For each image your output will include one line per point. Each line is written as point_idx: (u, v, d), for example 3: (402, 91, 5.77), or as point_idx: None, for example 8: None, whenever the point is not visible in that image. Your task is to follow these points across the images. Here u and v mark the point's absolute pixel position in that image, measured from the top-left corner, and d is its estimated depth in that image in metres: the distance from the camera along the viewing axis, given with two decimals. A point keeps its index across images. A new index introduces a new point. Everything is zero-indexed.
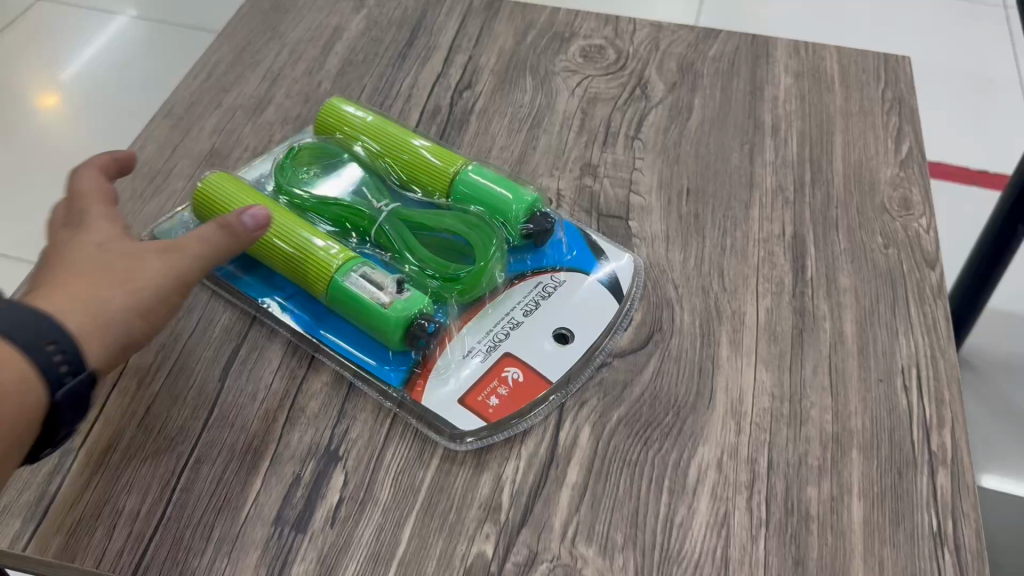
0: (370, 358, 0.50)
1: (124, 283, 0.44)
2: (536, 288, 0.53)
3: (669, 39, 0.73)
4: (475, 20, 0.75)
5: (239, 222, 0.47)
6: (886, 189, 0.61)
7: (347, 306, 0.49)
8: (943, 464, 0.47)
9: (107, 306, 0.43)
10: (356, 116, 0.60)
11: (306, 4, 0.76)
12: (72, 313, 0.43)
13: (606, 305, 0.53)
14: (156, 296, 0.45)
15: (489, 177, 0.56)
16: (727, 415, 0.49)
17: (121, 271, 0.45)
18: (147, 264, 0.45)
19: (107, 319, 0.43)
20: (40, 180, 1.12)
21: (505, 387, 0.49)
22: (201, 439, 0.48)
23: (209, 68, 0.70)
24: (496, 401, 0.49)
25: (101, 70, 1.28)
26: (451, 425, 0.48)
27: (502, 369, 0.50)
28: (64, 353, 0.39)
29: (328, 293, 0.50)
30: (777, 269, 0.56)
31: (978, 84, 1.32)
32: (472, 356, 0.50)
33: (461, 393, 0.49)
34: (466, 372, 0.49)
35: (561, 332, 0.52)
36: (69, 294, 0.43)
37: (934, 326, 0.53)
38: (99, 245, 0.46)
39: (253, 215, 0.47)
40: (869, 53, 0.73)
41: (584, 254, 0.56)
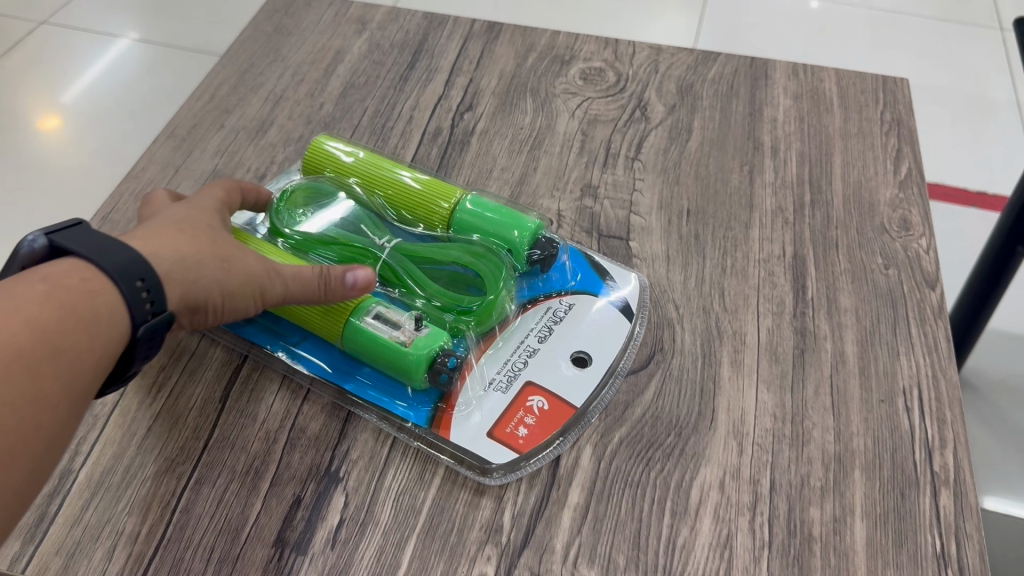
0: (389, 399, 0.49)
1: (223, 259, 0.46)
2: (546, 314, 0.53)
3: (669, 62, 0.74)
4: (476, 42, 0.75)
5: (343, 277, 0.48)
6: (885, 211, 0.62)
7: (364, 347, 0.49)
8: (946, 484, 0.47)
9: (200, 267, 0.45)
10: (344, 153, 0.59)
11: (309, 28, 0.77)
12: (166, 257, 0.43)
13: (620, 325, 0.53)
14: (237, 288, 0.46)
15: (488, 207, 0.56)
16: (728, 436, 0.49)
17: (227, 249, 0.46)
18: (248, 257, 0.47)
19: (195, 275, 0.44)
20: (41, 202, 1.13)
21: (531, 416, 0.48)
22: (201, 459, 0.48)
23: (212, 90, 0.70)
24: (525, 431, 0.48)
25: (101, 93, 1.29)
26: (483, 459, 0.47)
27: (526, 398, 0.49)
28: (151, 292, 0.41)
29: (343, 336, 0.49)
30: (777, 290, 0.56)
31: (977, 106, 1.33)
32: (495, 388, 0.49)
33: (489, 427, 0.48)
34: (490, 405, 0.48)
35: (579, 355, 0.51)
36: (175, 243, 0.45)
37: (935, 346, 0.54)
38: (210, 226, 0.48)
39: (357, 278, 0.48)
40: (868, 75, 0.73)
41: (589, 277, 0.56)
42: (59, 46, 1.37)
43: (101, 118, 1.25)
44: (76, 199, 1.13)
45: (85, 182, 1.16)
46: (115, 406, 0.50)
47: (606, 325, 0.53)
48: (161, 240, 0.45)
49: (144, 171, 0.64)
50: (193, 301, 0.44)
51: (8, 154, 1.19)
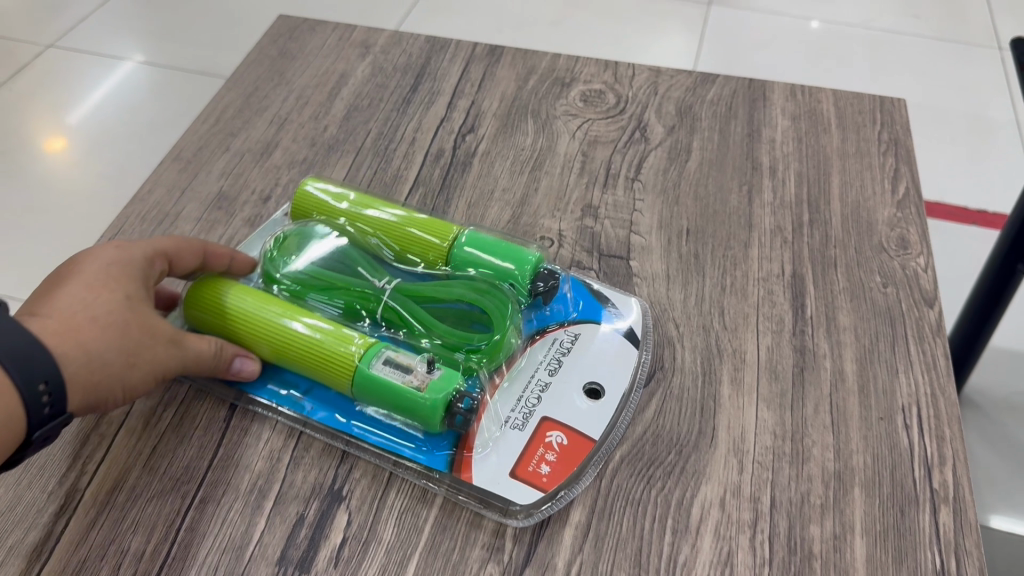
0: (406, 444, 0.48)
1: (131, 355, 0.47)
2: (553, 346, 0.53)
3: (668, 84, 0.75)
4: (478, 65, 0.77)
5: (228, 366, 0.50)
6: (883, 229, 0.62)
7: (377, 394, 0.48)
8: (945, 501, 0.47)
9: (106, 371, 0.46)
10: (330, 197, 0.60)
11: (313, 52, 0.78)
12: (71, 359, 0.45)
13: (627, 352, 0.53)
14: (141, 385, 0.48)
15: (483, 245, 0.56)
16: (729, 453, 0.49)
17: (138, 345, 0.47)
18: (158, 349, 0.48)
19: (100, 381, 0.46)
20: (48, 225, 1.13)
21: (551, 453, 0.48)
22: (206, 478, 0.48)
23: (217, 114, 0.71)
24: (547, 468, 0.48)
25: (108, 115, 1.30)
26: (508, 500, 0.46)
27: (544, 435, 0.49)
28: (51, 395, 0.42)
29: (353, 383, 0.48)
30: (776, 308, 0.57)
31: (977, 126, 1.34)
32: (511, 427, 0.49)
33: (510, 467, 0.47)
34: (509, 444, 0.48)
35: (590, 387, 0.51)
36: (87, 339, 0.46)
37: (933, 364, 0.54)
38: (128, 298, 0.48)
39: (243, 364, 0.50)
40: (865, 95, 0.74)
41: (591, 305, 0.56)
42: (66, 71, 1.39)
43: (108, 142, 1.26)
44: (83, 222, 1.14)
45: (92, 204, 1.17)
46: (121, 426, 0.51)
47: (613, 353, 0.53)
48: (74, 333, 0.45)
49: (150, 193, 0.64)
50: (96, 399, 0.46)
51: (15, 177, 1.20)
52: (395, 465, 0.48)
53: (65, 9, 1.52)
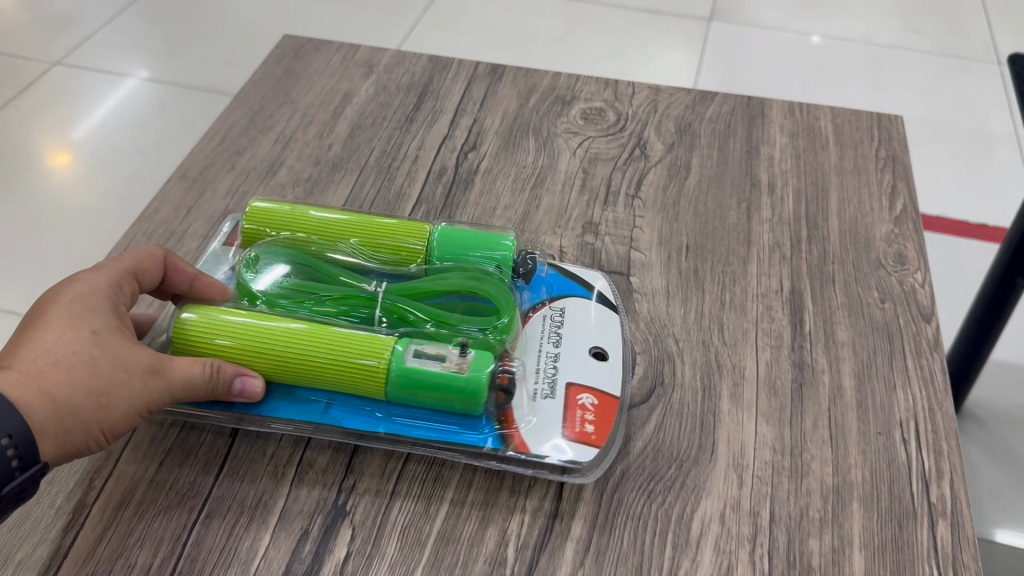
0: (452, 433, 0.49)
1: (102, 395, 0.45)
2: (546, 320, 0.55)
3: (668, 101, 0.76)
4: (480, 84, 0.78)
5: (229, 387, 0.48)
6: (881, 245, 0.63)
7: (419, 387, 0.48)
8: (943, 516, 0.48)
9: (76, 414, 0.44)
10: (282, 212, 0.58)
11: (318, 71, 0.79)
12: (37, 407, 0.43)
13: (610, 316, 0.56)
14: (118, 424, 0.46)
15: (459, 234, 0.57)
16: (729, 468, 0.50)
17: (108, 383, 0.45)
18: (132, 384, 0.46)
19: (70, 426, 0.44)
20: (53, 240, 1.14)
21: (588, 412, 0.50)
22: (212, 494, 0.49)
23: (223, 133, 0.72)
24: (591, 425, 0.49)
25: (113, 132, 1.31)
26: (571, 461, 0.48)
27: (574, 397, 0.50)
28: (17, 448, 0.41)
29: (391, 379, 0.48)
30: (775, 323, 0.57)
31: (977, 140, 1.35)
32: (544, 395, 0.50)
33: (559, 430, 0.49)
34: (549, 411, 0.50)
35: (593, 352, 0.53)
36: (52, 384, 0.44)
37: (931, 379, 0.54)
38: (94, 334, 0.46)
39: (245, 386, 0.48)
40: (862, 112, 0.75)
41: (562, 283, 0.58)
42: (71, 87, 1.40)
43: (113, 158, 1.27)
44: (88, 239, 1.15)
45: (96, 220, 1.18)
46: (128, 441, 0.51)
47: (599, 320, 0.55)
48: (37, 379, 0.44)
49: (156, 211, 0.65)
50: (72, 444, 0.45)
51: (20, 191, 1.21)
52: (449, 452, 0.49)
53: (71, 26, 1.54)
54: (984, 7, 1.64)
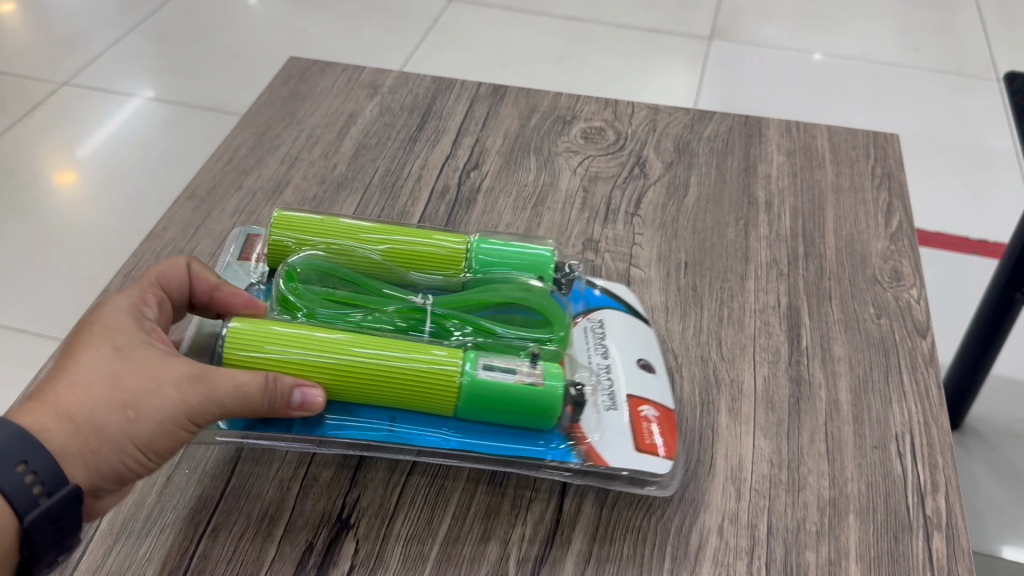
0: (526, 447, 0.49)
1: (128, 408, 0.43)
2: (587, 333, 0.55)
3: (666, 121, 0.77)
4: (482, 104, 0.79)
5: (288, 398, 0.45)
6: (877, 262, 0.64)
7: (493, 400, 0.47)
8: (938, 528, 0.49)
9: (103, 429, 0.43)
10: (314, 223, 0.57)
11: (323, 92, 0.80)
12: (56, 428, 0.42)
13: (648, 325, 0.57)
14: (156, 437, 0.44)
15: (500, 244, 0.57)
16: (727, 481, 0.51)
17: (135, 394, 0.44)
18: (161, 392, 0.44)
19: (100, 444, 0.43)
20: (59, 259, 1.16)
21: (653, 423, 0.50)
22: (218, 507, 0.50)
23: (231, 153, 0.73)
24: (659, 437, 0.50)
25: (121, 152, 1.33)
26: (649, 472, 0.48)
27: (637, 408, 0.51)
28: (36, 473, 0.40)
29: (465, 391, 0.48)
30: (773, 339, 0.58)
31: (976, 156, 1.36)
32: (607, 407, 0.50)
33: (628, 443, 0.49)
34: (618, 424, 0.50)
35: (642, 363, 0.53)
36: (70, 403, 0.43)
37: (926, 394, 0.55)
38: (115, 351, 0.45)
39: (304, 394, 0.46)
40: (858, 131, 0.76)
41: (598, 297, 0.58)
42: (79, 107, 1.42)
43: (119, 177, 1.29)
44: (95, 258, 1.17)
45: (103, 240, 1.19)
46: None
47: (637, 331, 0.56)
48: (54, 400, 0.43)
49: (165, 230, 0.66)
50: (108, 465, 0.43)
51: (27, 210, 1.22)
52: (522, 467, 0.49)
53: (79, 47, 1.56)
54: (983, 24, 1.66)
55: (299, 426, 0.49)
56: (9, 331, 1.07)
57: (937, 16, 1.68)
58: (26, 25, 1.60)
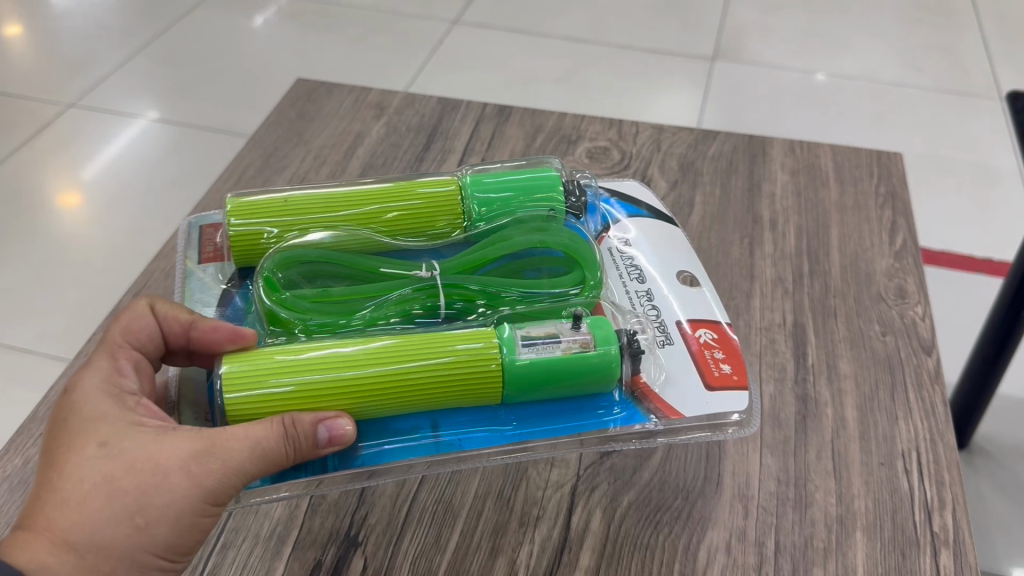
0: (589, 425, 0.50)
1: (135, 515, 0.42)
2: (619, 257, 0.61)
3: (670, 140, 0.78)
4: (487, 124, 0.80)
5: (315, 436, 0.44)
6: (882, 280, 0.64)
7: (545, 380, 0.48)
8: (946, 544, 0.49)
9: (115, 546, 0.41)
10: (285, 209, 0.57)
11: (330, 113, 0.81)
12: (62, 562, 0.41)
13: (674, 236, 0.63)
14: (173, 535, 0.43)
15: (491, 191, 0.59)
16: (734, 499, 0.51)
17: (140, 499, 0.42)
18: (168, 486, 0.42)
19: (114, 565, 0.42)
20: (64, 281, 1.16)
21: (714, 351, 0.54)
22: (227, 525, 0.50)
23: (239, 173, 0.74)
24: (725, 367, 0.53)
25: (126, 173, 1.34)
26: (724, 412, 0.51)
27: (695, 335, 0.55)
28: None
29: (512, 384, 0.48)
30: (778, 357, 0.58)
31: (980, 175, 1.37)
32: (664, 343, 0.54)
33: (699, 378, 0.52)
34: (682, 359, 0.53)
35: (686, 282, 0.59)
36: (67, 529, 0.41)
37: (932, 410, 0.55)
38: (102, 448, 0.43)
39: (331, 428, 0.45)
40: (862, 150, 0.77)
41: (624, 207, 0.66)
42: (85, 129, 1.43)
43: (125, 198, 1.30)
44: (100, 278, 1.17)
45: (108, 260, 1.20)
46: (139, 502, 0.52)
47: (660, 246, 0.62)
48: (50, 529, 0.41)
49: (173, 250, 0.67)
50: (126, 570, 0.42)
51: (33, 232, 1.23)
52: (589, 444, 0.50)
53: (86, 68, 1.58)
54: (985, 44, 1.67)
55: (335, 462, 0.48)
56: (16, 352, 1.07)
57: (939, 35, 1.70)
58: (33, 47, 1.62)
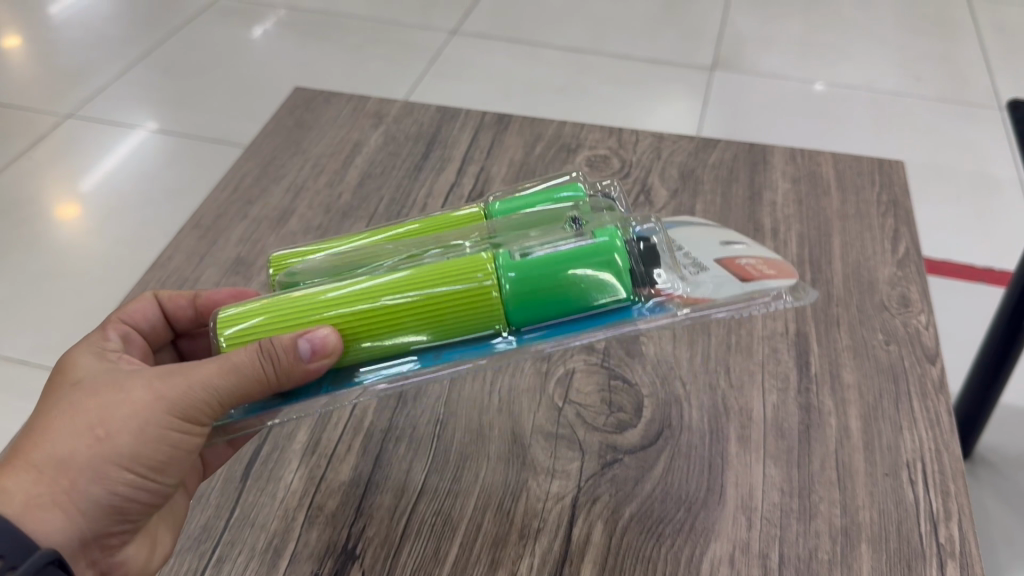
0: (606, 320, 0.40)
1: (96, 427, 0.42)
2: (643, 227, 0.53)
3: (670, 149, 0.77)
4: (486, 133, 0.79)
5: (294, 351, 0.38)
6: (885, 288, 0.64)
7: (542, 274, 0.40)
8: (952, 556, 0.47)
9: (76, 458, 0.41)
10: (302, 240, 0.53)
11: (328, 122, 0.81)
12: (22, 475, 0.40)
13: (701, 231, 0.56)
14: (136, 447, 0.42)
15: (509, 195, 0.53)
16: (738, 510, 0.50)
17: (103, 412, 0.42)
18: (130, 400, 0.42)
19: (74, 479, 0.41)
20: (62, 291, 1.16)
21: (755, 262, 0.44)
22: (223, 537, 0.49)
23: (236, 182, 0.74)
24: (766, 270, 0.43)
25: (124, 183, 1.34)
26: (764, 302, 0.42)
27: (733, 254, 0.44)
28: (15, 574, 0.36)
29: (511, 287, 0.40)
30: (781, 366, 0.58)
31: (980, 183, 1.36)
32: (695, 266, 0.44)
33: (732, 277, 0.43)
34: (714, 270, 0.43)
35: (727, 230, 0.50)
36: (31, 447, 0.41)
37: (937, 420, 0.55)
38: (78, 383, 0.44)
39: (311, 342, 0.39)
40: (863, 158, 0.77)
41: None
42: (84, 139, 1.43)
43: (122, 208, 1.29)
44: (98, 289, 1.17)
45: (106, 271, 1.19)
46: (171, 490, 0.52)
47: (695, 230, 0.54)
48: (17, 452, 0.41)
49: (169, 259, 0.66)
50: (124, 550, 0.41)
51: (31, 244, 1.22)
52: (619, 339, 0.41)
53: (85, 79, 1.57)
54: (984, 53, 1.67)
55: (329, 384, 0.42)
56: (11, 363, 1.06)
57: (939, 45, 1.70)
58: (32, 58, 1.62)
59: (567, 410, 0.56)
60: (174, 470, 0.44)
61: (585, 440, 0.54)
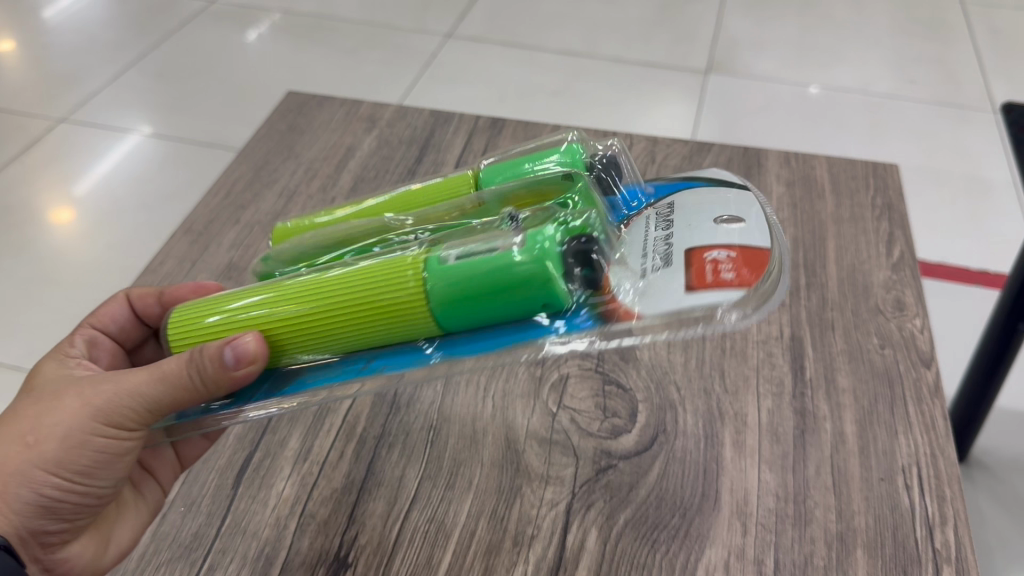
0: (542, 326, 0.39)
1: (27, 435, 0.45)
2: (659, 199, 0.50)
3: (664, 152, 0.77)
4: (480, 136, 0.79)
5: (217, 356, 0.40)
6: (880, 292, 0.63)
7: (466, 284, 0.37)
8: (948, 562, 0.47)
9: (9, 462, 0.45)
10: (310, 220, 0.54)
11: (322, 126, 0.81)
12: None
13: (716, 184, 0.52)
14: (61, 452, 0.45)
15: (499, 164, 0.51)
16: (732, 517, 0.50)
17: (38, 419, 0.46)
18: (61, 407, 0.46)
19: (5, 481, 0.45)
20: (54, 296, 1.15)
21: (722, 262, 0.39)
22: (214, 546, 0.49)
23: (228, 187, 0.73)
24: (727, 273, 0.38)
25: (116, 187, 1.33)
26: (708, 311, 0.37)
27: (703, 252, 0.39)
28: None
29: (431, 296, 0.38)
30: (776, 370, 0.58)
31: (974, 186, 1.36)
32: (659, 266, 0.40)
33: (684, 280, 0.38)
34: (669, 273, 0.39)
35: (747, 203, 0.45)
36: None
37: (932, 425, 0.54)
38: (30, 393, 0.48)
39: (235, 350, 0.39)
40: (858, 161, 0.77)
41: None
42: (77, 143, 1.42)
43: (115, 213, 1.29)
44: (89, 294, 1.16)
45: (99, 276, 1.19)
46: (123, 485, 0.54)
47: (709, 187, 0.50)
48: None
49: (161, 265, 0.66)
50: None
51: (22, 249, 1.22)
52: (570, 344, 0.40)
53: (78, 83, 1.57)
54: (978, 56, 1.67)
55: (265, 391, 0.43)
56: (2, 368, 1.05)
57: (934, 48, 1.70)
58: (26, 63, 1.61)
59: (562, 415, 0.56)
60: (104, 474, 0.47)
61: (580, 446, 0.54)
